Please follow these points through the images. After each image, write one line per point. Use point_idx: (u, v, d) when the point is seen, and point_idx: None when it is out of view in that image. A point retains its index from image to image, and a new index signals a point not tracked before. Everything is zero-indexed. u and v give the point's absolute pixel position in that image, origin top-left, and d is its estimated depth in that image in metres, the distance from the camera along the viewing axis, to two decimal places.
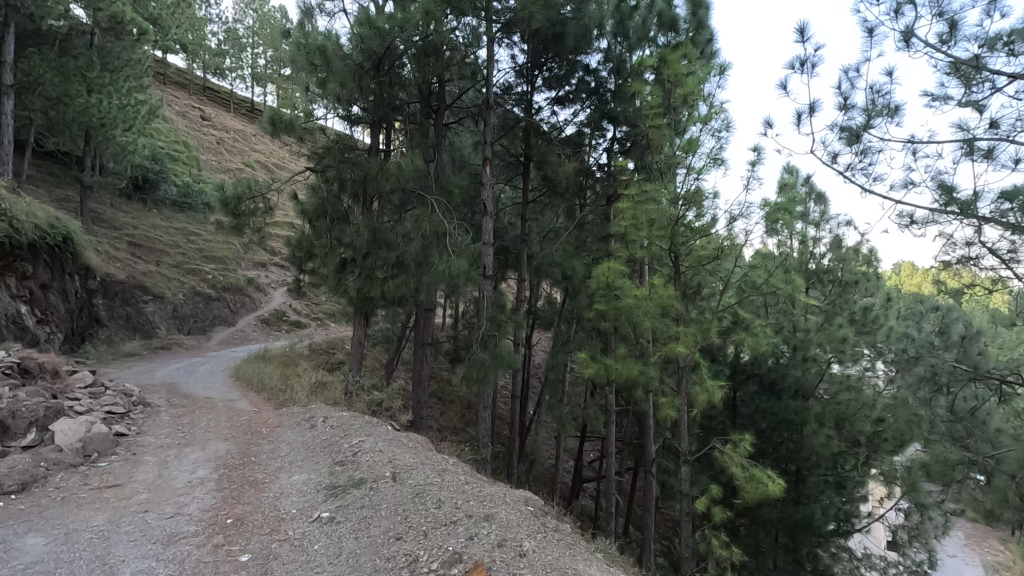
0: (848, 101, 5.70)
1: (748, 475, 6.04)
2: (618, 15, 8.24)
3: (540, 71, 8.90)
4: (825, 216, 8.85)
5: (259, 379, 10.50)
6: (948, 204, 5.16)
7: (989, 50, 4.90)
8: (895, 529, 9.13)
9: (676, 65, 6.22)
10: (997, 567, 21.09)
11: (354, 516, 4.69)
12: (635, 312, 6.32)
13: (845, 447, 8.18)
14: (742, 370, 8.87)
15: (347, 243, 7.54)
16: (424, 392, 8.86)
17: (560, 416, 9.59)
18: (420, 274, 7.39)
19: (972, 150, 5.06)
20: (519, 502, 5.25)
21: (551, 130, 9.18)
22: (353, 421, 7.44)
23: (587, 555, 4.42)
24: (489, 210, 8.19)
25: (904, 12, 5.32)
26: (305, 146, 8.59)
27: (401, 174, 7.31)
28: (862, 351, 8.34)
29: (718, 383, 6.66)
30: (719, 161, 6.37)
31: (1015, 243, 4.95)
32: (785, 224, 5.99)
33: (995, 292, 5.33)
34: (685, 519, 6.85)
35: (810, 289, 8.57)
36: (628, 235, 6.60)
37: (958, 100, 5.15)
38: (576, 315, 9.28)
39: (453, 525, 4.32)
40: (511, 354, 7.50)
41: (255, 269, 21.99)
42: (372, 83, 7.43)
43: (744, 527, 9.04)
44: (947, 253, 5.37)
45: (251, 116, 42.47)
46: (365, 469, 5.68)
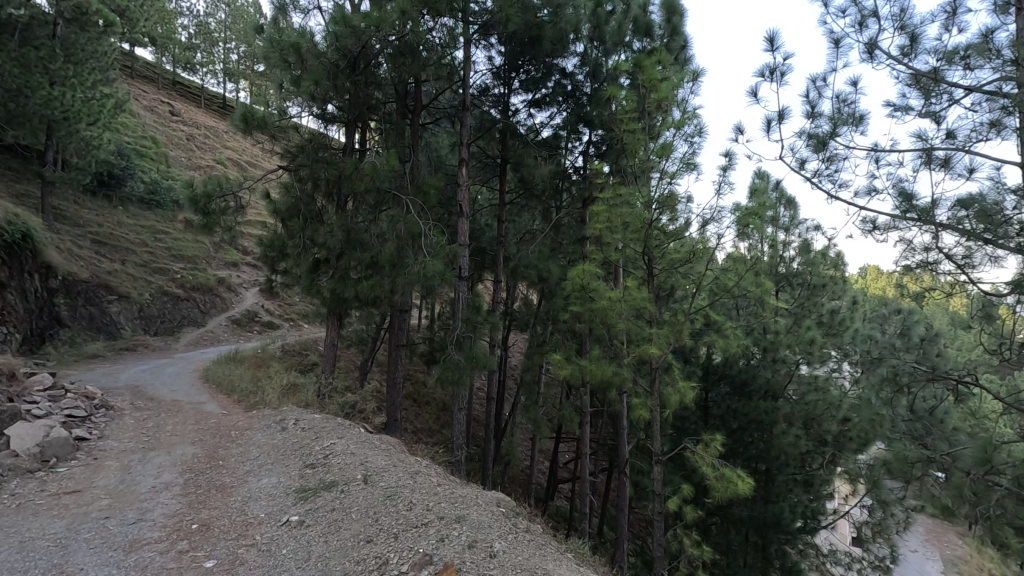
0: (815, 109, 5.86)
1: (719, 474, 6.15)
2: (594, 20, 8.33)
3: (517, 73, 8.94)
4: (794, 220, 9.09)
5: (229, 381, 10.29)
6: (907, 210, 5.33)
7: (947, 64, 5.09)
8: (859, 526, 9.41)
9: (651, 70, 6.28)
10: (956, 561, 21.85)
11: (324, 519, 4.63)
12: (609, 313, 6.35)
13: (812, 446, 8.41)
14: (714, 372, 9.00)
15: (321, 244, 7.52)
16: (399, 394, 8.77)
17: (537, 419, 9.47)
18: (394, 275, 7.18)
19: (930, 159, 5.26)
20: (492, 503, 5.25)
21: (528, 132, 9.25)
22: (325, 423, 7.34)
23: (558, 555, 4.44)
24: (464, 211, 8.08)
25: (868, 24, 5.50)
26: (279, 145, 8.44)
27: (376, 173, 7.20)
28: (829, 353, 8.59)
29: (689, 384, 6.81)
30: (692, 166, 6.45)
31: (970, 249, 5.14)
32: (756, 228, 6.10)
33: (953, 296, 5.49)
34: (658, 518, 6.92)
35: (780, 291, 8.91)
36: (603, 238, 6.67)
37: (918, 111, 5.34)
38: (552, 317, 9.34)
39: (425, 527, 4.30)
40: (486, 355, 7.49)
41: (226, 269, 21.52)
42: (347, 82, 7.35)
43: (715, 526, 9.21)
44: (906, 259, 5.56)
45: (222, 112, 41.64)
46: (337, 472, 5.61)
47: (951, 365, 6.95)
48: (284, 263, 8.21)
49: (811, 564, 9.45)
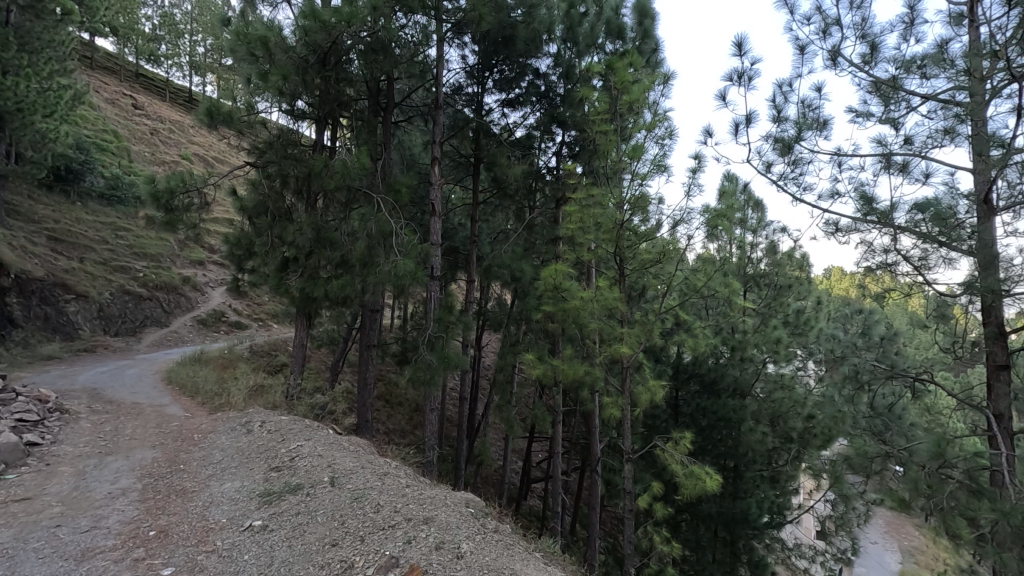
0: (781, 113, 5.98)
1: (688, 471, 6.24)
2: (567, 21, 8.36)
3: (490, 73, 8.91)
4: (762, 222, 9.28)
5: (193, 382, 10.01)
6: (868, 213, 5.48)
7: (905, 72, 5.27)
8: (823, 520, 9.72)
9: (622, 72, 6.29)
10: (913, 551, 22.74)
11: (288, 523, 4.54)
12: (581, 312, 6.39)
13: (779, 443, 8.62)
14: (684, 370, 9.14)
15: (289, 242, 7.36)
16: (369, 395, 8.66)
17: (509, 419, 9.47)
18: (365, 275, 7.09)
19: (889, 164, 5.43)
20: (461, 504, 5.23)
21: (502, 132, 9.26)
22: (292, 425, 7.20)
23: (526, 555, 4.44)
24: (437, 210, 8.00)
25: (831, 32, 5.65)
26: (246, 140, 8.23)
27: (346, 171, 7.09)
28: (795, 351, 8.84)
29: (660, 384, 6.90)
30: (663, 168, 6.50)
31: (926, 252, 5.30)
32: (725, 229, 6.19)
33: (911, 296, 5.67)
34: (628, 516, 6.97)
35: (748, 292, 9.14)
36: (576, 238, 6.71)
37: (878, 117, 5.51)
38: (525, 317, 9.33)
39: (391, 529, 4.26)
40: (458, 355, 7.44)
41: (191, 268, 20.92)
42: (317, 78, 7.25)
43: (685, 522, 9.34)
44: (867, 260, 5.73)
45: (188, 106, 40.46)
46: (303, 474, 5.51)
47: (910, 364, 7.19)
48: (252, 262, 8.02)
49: (777, 557, 9.69)
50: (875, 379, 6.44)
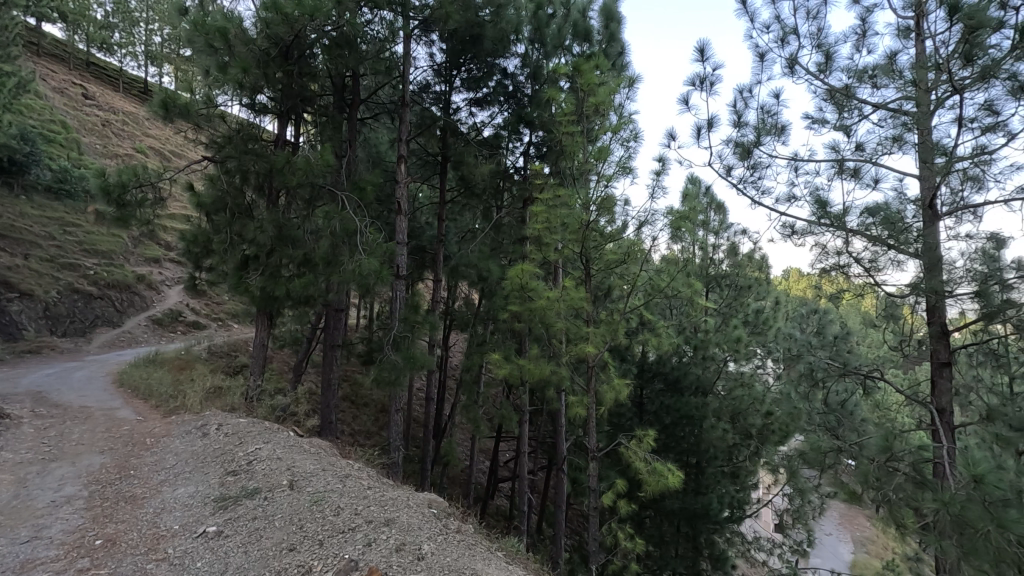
0: (741, 118, 6.15)
1: (651, 468, 6.36)
2: (534, 22, 8.33)
3: (458, 71, 8.88)
4: (724, 224, 9.52)
5: (147, 384, 9.64)
6: (822, 216, 5.68)
7: (857, 81, 5.48)
8: (780, 513, 10.05)
9: (589, 75, 6.35)
10: (865, 541, 23.74)
11: (244, 529, 4.42)
12: (548, 312, 6.41)
13: (738, 439, 8.83)
14: (648, 369, 9.28)
15: (250, 240, 7.14)
16: (334, 396, 8.52)
17: (476, 418, 9.45)
18: (329, 274, 6.97)
19: (842, 169, 5.65)
20: (423, 505, 5.20)
21: (469, 131, 9.24)
22: (250, 428, 7.02)
23: (488, 555, 4.44)
24: (403, 209, 7.89)
25: (789, 41, 5.84)
26: (204, 134, 7.97)
27: (309, 168, 6.95)
28: (754, 350, 9.11)
29: (624, 382, 7.00)
30: (628, 169, 6.59)
31: (876, 254, 5.52)
32: (688, 230, 6.32)
33: (864, 296, 5.91)
34: (593, 513, 7.04)
35: (710, 292, 9.38)
36: (543, 238, 6.71)
37: (832, 124, 5.72)
38: (492, 316, 9.32)
39: (351, 532, 4.21)
40: (424, 355, 7.38)
41: (146, 266, 20.16)
42: (279, 71, 7.08)
43: (649, 519, 9.47)
44: (821, 262, 5.94)
45: (143, 97, 38.95)
46: (261, 478, 5.37)
47: (861, 361, 7.48)
48: (210, 260, 7.77)
49: (738, 551, 9.96)
50: (828, 376, 6.69)
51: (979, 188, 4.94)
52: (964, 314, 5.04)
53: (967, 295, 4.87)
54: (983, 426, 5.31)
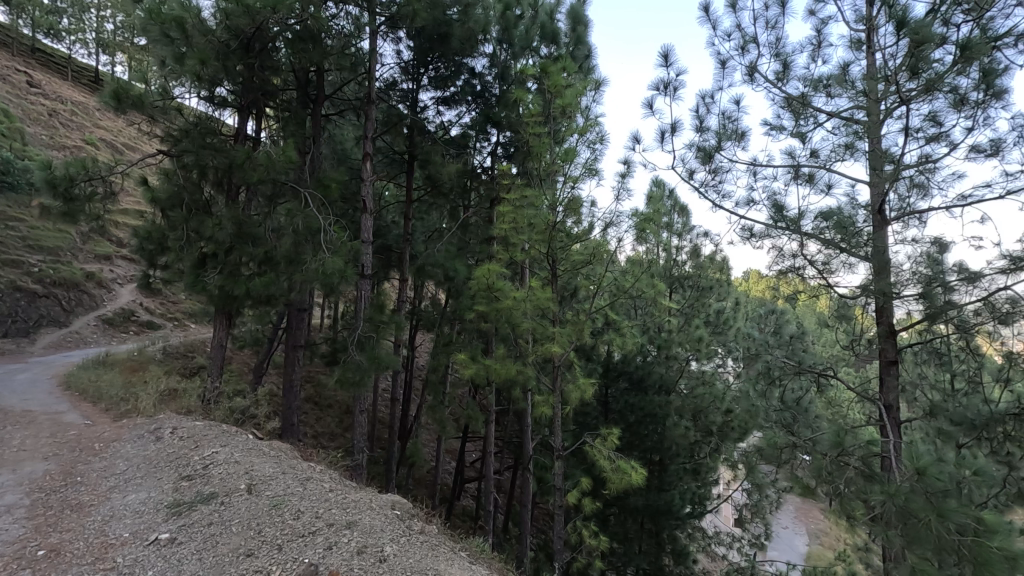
0: (703, 123, 6.29)
1: (615, 466, 6.45)
2: (502, 22, 8.31)
3: (425, 69, 8.82)
4: (687, 226, 9.74)
5: (96, 387, 9.21)
6: (779, 220, 5.87)
7: (813, 90, 5.69)
8: (739, 508, 10.34)
9: (556, 76, 6.40)
10: (819, 533, 24.64)
11: (199, 535, 4.28)
12: (514, 312, 6.42)
13: (699, 436, 9.04)
14: (613, 368, 9.40)
15: (207, 237, 6.87)
16: (295, 398, 8.30)
17: (442, 419, 9.39)
18: (291, 272, 6.81)
19: (798, 174, 5.85)
20: (386, 506, 5.15)
21: (436, 130, 9.19)
22: (207, 431, 6.79)
23: (451, 555, 4.43)
24: (368, 207, 7.77)
25: (749, 49, 6.01)
26: (159, 126, 7.67)
27: (271, 164, 6.78)
28: (715, 349, 9.36)
29: (589, 382, 7.09)
30: (594, 171, 6.66)
31: (829, 257, 5.73)
32: (652, 232, 6.43)
33: (818, 297, 6.13)
34: (558, 512, 7.08)
35: (673, 293, 9.58)
36: (509, 238, 6.72)
37: (789, 131, 5.91)
38: (459, 316, 9.28)
39: (312, 536, 4.14)
40: (389, 356, 7.29)
41: (96, 263, 19.29)
42: (240, 64, 6.88)
43: (613, 516, 9.59)
44: (778, 264, 6.14)
45: (93, 87, 37.24)
46: (217, 483, 5.21)
47: (815, 360, 7.76)
48: (165, 258, 7.49)
49: (699, 545, 10.19)
50: (784, 374, 6.84)
51: (924, 195, 5.20)
52: (910, 315, 5.29)
53: (912, 297, 5.11)
54: (927, 421, 5.67)
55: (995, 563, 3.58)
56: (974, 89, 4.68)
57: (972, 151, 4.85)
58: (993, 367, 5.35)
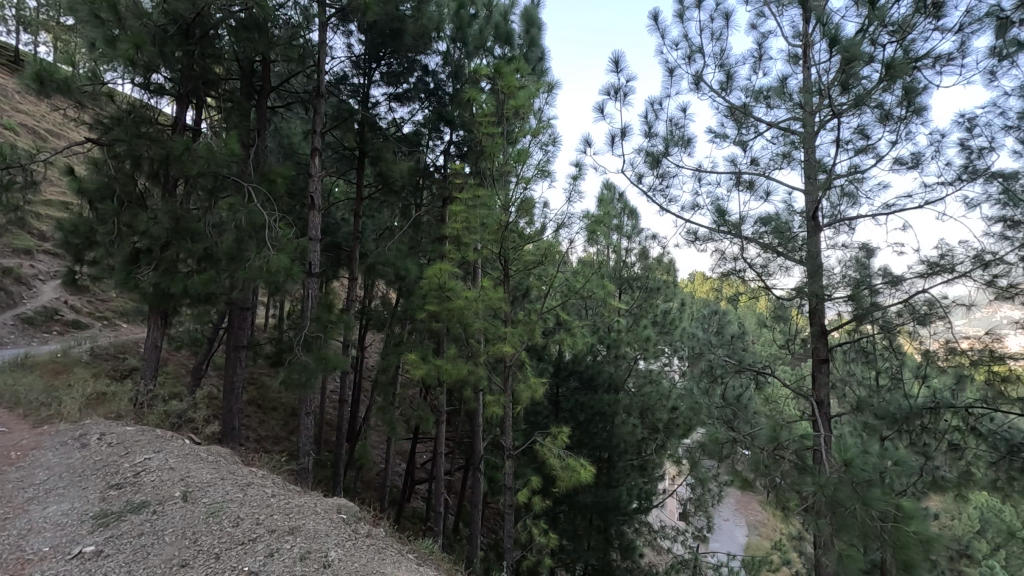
0: (652, 129, 6.47)
1: (564, 464, 6.54)
2: (456, 21, 8.23)
3: (377, 65, 8.67)
4: (636, 228, 9.98)
5: (13, 391, 8.54)
6: (721, 224, 6.11)
7: (754, 101, 5.96)
8: (684, 502, 10.69)
9: (509, 77, 6.43)
10: (757, 525, 25.77)
11: (129, 546, 4.05)
12: (465, 312, 6.40)
13: (646, 433, 9.29)
14: (564, 368, 9.52)
15: (141, 232, 6.50)
16: (237, 400, 7.97)
17: (392, 420, 9.24)
18: (233, 270, 6.53)
19: (739, 181, 6.11)
20: (331, 510, 5.04)
21: (389, 127, 9.05)
22: (139, 436, 6.43)
23: (398, 557, 4.40)
24: (316, 203, 7.55)
25: (695, 59, 6.23)
26: (87, 113, 7.19)
27: (212, 156, 6.49)
28: (662, 349, 9.62)
29: (540, 381, 7.17)
30: (546, 173, 6.72)
31: (767, 260, 6.02)
32: (603, 234, 6.55)
33: (758, 298, 6.41)
34: (508, 511, 7.11)
35: (623, 293, 9.81)
36: (461, 238, 6.68)
37: (732, 139, 6.17)
38: (410, 315, 9.16)
39: (252, 543, 4.01)
40: (337, 356, 7.11)
41: (14, 257, 17.89)
42: (178, 51, 6.55)
43: (563, 514, 9.72)
44: (720, 267, 6.39)
45: (13, 67, 34.53)
46: (149, 491, 4.94)
47: (754, 358, 8.12)
48: (93, 253, 7.03)
49: (645, 540, 10.47)
50: (726, 373, 7.13)
51: (853, 203, 5.54)
52: (840, 316, 5.61)
53: (842, 298, 5.43)
54: (854, 415, 6.10)
55: (911, 547, 3.88)
56: (897, 106, 5.03)
57: (896, 163, 5.22)
58: (912, 364, 5.68)
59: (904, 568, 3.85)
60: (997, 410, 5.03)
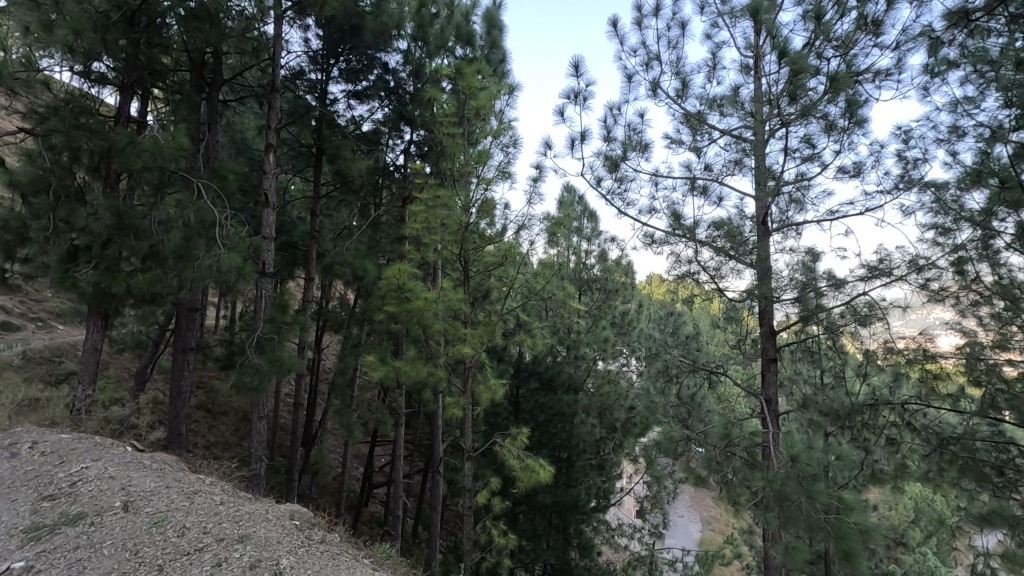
0: (610, 133, 6.59)
1: (524, 464, 6.57)
2: (417, 19, 8.13)
3: (335, 61, 8.50)
4: (596, 231, 10.13)
5: None
6: (676, 227, 6.28)
7: (708, 109, 6.15)
8: (641, 500, 10.89)
9: (470, 78, 6.40)
10: (711, 520, 26.51)
11: (62, 559, 3.82)
12: (425, 313, 6.32)
13: (604, 432, 9.44)
14: (524, 369, 9.54)
15: (79, 228, 6.15)
16: (184, 405, 7.61)
17: (349, 423, 9.04)
18: (180, 269, 6.26)
19: (694, 186, 6.29)
20: (283, 517, 4.91)
21: (347, 124, 8.88)
22: (76, 444, 6.07)
23: (353, 563, 4.33)
24: (270, 201, 7.31)
25: (653, 66, 6.39)
26: (20, 101, 6.75)
27: (158, 150, 6.19)
28: (620, 350, 9.80)
29: (500, 383, 7.16)
30: (507, 174, 6.73)
31: (720, 263, 6.21)
32: (562, 236, 6.61)
33: (711, 300, 6.60)
34: (467, 513, 7.07)
35: (583, 295, 9.97)
36: (421, 238, 6.61)
37: (687, 145, 6.35)
38: (368, 317, 8.99)
39: (199, 553, 3.87)
40: (292, 359, 6.91)
41: None
42: (122, 39, 6.23)
43: (523, 514, 9.73)
44: (676, 269, 6.57)
45: None
46: (86, 501, 4.67)
47: (708, 358, 8.37)
48: (26, 250, 6.61)
49: (603, 538, 10.60)
50: (681, 372, 7.31)
51: (800, 209, 5.79)
52: (788, 317, 5.84)
53: (789, 300, 5.65)
54: (800, 412, 6.36)
55: (851, 538, 4.08)
56: (840, 117, 5.29)
57: (839, 172, 5.49)
58: (854, 363, 5.88)
59: (845, 557, 4.04)
60: (930, 405, 5.49)
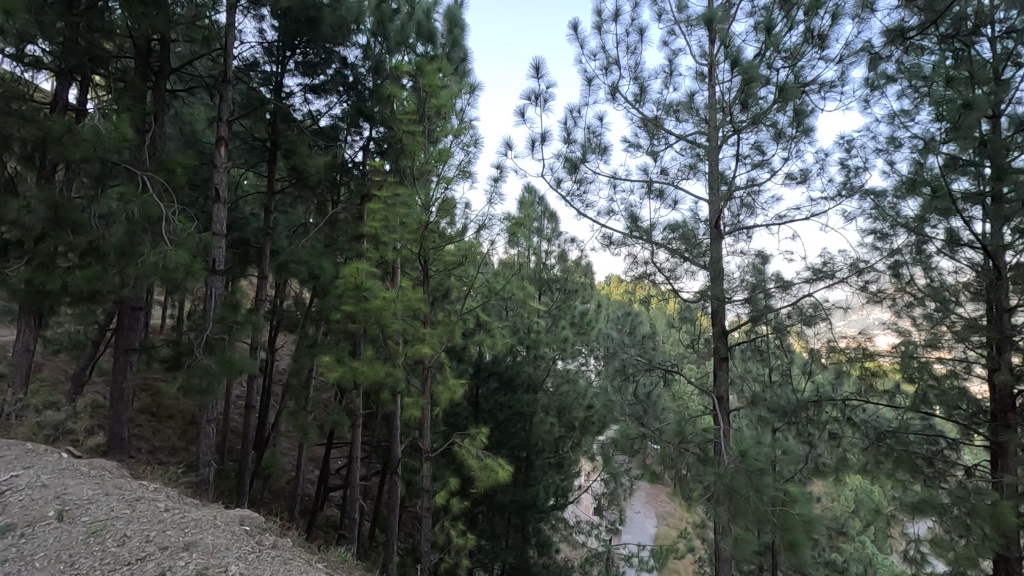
0: (570, 135, 6.65)
1: (482, 464, 6.56)
2: (377, 15, 8.04)
3: (291, 53, 8.27)
4: (556, 231, 10.23)
5: None
6: (634, 229, 6.40)
7: (665, 114, 6.29)
8: (598, 497, 11.04)
9: (431, 76, 6.36)
10: (665, 515, 27.17)
11: None
12: (383, 313, 6.22)
13: (563, 431, 9.54)
14: (484, 369, 9.52)
15: (10, 221, 5.76)
16: (127, 409, 7.18)
17: (304, 426, 8.81)
18: (123, 266, 5.96)
19: (650, 189, 6.43)
20: (233, 522, 4.75)
21: (304, 119, 8.66)
22: (5, 451, 5.69)
23: (305, 567, 4.23)
24: (221, 196, 7.05)
25: (612, 70, 6.49)
26: None
27: (99, 140, 5.87)
28: (579, 349, 9.94)
29: (459, 383, 7.12)
30: (467, 174, 6.71)
31: (675, 264, 6.37)
32: (523, 235, 6.64)
33: (667, 300, 6.76)
34: (426, 514, 7.01)
35: (542, 295, 10.09)
36: (379, 237, 6.51)
37: (644, 149, 6.47)
38: (324, 316, 8.79)
39: (141, 563, 3.71)
40: (244, 359, 6.67)
41: None
42: (59, 21, 5.88)
43: (482, 514, 9.69)
44: (633, 270, 6.67)
45: None
46: (16, 511, 4.38)
47: (663, 357, 8.59)
48: None
49: (561, 535, 10.68)
50: (637, 371, 7.47)
51: (750, 214, 6.01)
52: (738, 317, 5.90)
53: (739, 301, 5.70)
54: (749, 410, 6.51)
55: (796, 529, 4.26)
56: (788, 126, 5.52)
57: (787, 178, 5.72)
58: (801, 361, 6.24)
59: (790, 547, 4.22)
60: (868, 401, 5.94)
